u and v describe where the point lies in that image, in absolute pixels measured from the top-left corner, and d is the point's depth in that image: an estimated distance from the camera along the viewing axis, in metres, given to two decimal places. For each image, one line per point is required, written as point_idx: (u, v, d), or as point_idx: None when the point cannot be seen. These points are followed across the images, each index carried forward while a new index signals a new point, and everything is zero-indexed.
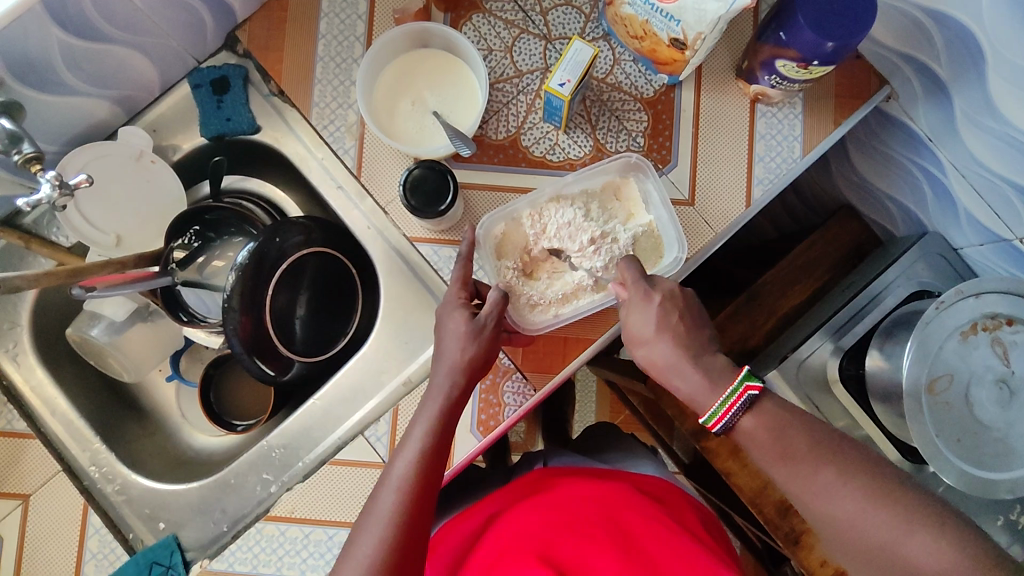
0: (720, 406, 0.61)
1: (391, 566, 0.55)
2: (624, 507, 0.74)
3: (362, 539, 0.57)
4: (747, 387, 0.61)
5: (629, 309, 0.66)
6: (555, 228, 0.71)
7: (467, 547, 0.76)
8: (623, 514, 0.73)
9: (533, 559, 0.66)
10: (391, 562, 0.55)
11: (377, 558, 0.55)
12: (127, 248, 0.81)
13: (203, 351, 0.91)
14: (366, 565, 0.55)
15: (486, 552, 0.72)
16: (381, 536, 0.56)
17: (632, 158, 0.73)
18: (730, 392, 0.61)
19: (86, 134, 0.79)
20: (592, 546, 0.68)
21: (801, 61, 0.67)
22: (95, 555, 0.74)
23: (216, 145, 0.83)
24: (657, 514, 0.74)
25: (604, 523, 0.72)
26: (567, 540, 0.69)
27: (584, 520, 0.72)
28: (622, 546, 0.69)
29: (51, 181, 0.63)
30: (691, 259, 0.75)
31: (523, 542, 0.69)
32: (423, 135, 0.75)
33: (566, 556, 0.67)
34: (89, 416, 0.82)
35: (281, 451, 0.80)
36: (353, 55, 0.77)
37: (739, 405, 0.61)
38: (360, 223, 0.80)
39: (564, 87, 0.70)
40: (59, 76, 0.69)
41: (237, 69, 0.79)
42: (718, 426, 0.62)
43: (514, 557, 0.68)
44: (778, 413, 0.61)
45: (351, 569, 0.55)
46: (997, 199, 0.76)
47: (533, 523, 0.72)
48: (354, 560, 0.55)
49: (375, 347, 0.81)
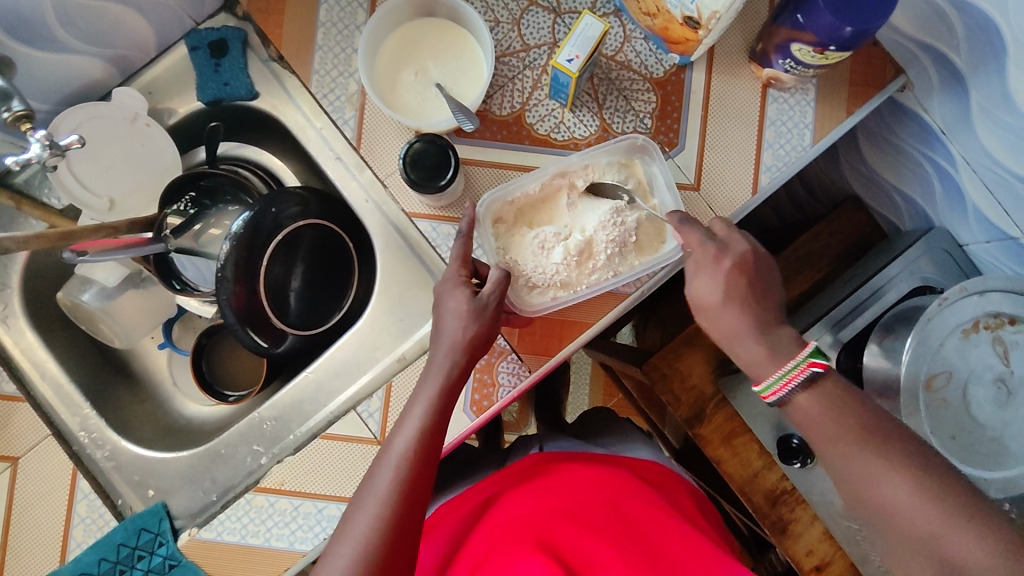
0: (780, 378, 0.64)
1: (386, 545, 0.56)
2: (623, 492, 0.74)
3: (358, 517, 0.57)
4: (810, 363, 0.63)
5: (698, 270, 0.67)
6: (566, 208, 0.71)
7: (466, 527, 0.77)
8: (623, 499, 0.73)
9: (532, 543, 0.66)
10: (385, 540, 0.56)
11: (372, 537, 0.56)
12: (121, 212, 0.79)
13: (196, 320, 0.91)
14: (361, 543, 0.56)
15: (485, 534, 0.72)
16: (376, 515, 0.57)
17: (638, 139, 0.72)
18: (792, 366, 0.63)
19: (79, 93, 0.77)
20: (591, 533, 0.68)
21: (817, 45, 0.65)
22: (84, 520, 0.74)
23: (212, 110, 0.81)
24: (654, 498, 0.74)
25: (602, 509, 0.72)
26: (565, 524, 0.69)
27: (582, 505, 0.72)
28: (619, 534, 0.69)
29: (42, 141, 0.62)
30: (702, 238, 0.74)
31: (523, 526, 0.69)
32: (424, 108, 0.73)
33: (565, 542, 0.67)
34: (79, 381, 0.81)
35: (272, 424, 0.79)
36: (355, 22, 0.75)
37: (798, 381, 0.63)
38: (358, 196, 0.79)
39: (572, 63, 0.68)
40: (51, 32, 0.67)
41: (236, 32, 0.77)
42: (772, 397, 0.65)
43: (513, 540, 0.68)
44: (804, 391, 0.63)
45: (345, 546, 0.56)
46: (1008, 197, 0.74)
47: (531, 506, 0.72)
48: (349, 537, 0.56)
49: (369, 323, 0.80)
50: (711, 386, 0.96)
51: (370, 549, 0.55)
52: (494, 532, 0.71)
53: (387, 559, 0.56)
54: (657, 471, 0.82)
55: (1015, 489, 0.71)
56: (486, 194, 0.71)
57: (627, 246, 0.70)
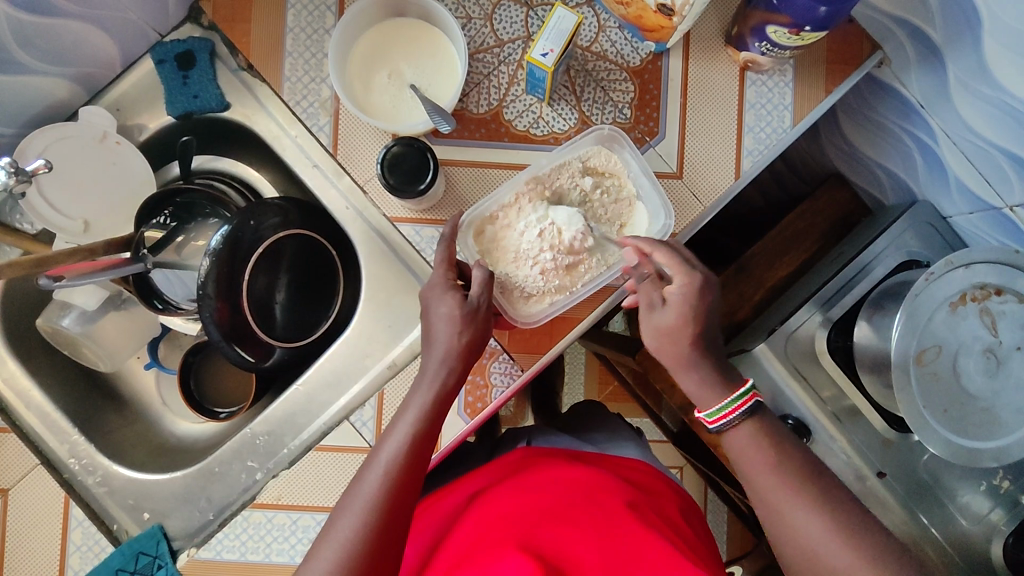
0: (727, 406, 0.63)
1: (370, 545, 0.55)
2: (604, 493, 0.74)
3: (342, 518, 0.57)
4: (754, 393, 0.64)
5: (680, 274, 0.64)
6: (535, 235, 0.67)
7: (448, 524, 0.78)
8: (604, 497, 0.73)
9: (510, 541, 0.65)
10: (370, 540, 0.55)
11: (356, 540, 0.55)
12: (97, 234, 0.77)
13: (181, 338, 0.89)
14: (345, 545, 0.55)
15: (464, 532, 0.72)
16: (361, 516, 0.56)
17: (604, 129, 0.70)
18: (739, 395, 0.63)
19: (46, 115, 0.75)
20: (569, 528, 0.68)
21: (792, 27, 0.64)
22: (80, 548, 0.75)
23: (184, 124, 0.80)
24: (638, 500, 0.73)
25: (582, 507, 0.71)
26: (544, 524, 0.68)
27: (563, 503, 0.72)
28: (599, 529, 0.68)
29: (6, 168, 0.61)
30: (680, 235, 0.73)
31: (501, 525, 0.69)
32: (398, 110, 0.72)
33: (545, 540, 0.66)
34: (66, 407, 0.80)
35: (265, 438, 0.79)
36: (325, 26, 0.73)
37: (741, 409, 0.63)
38: (339, 204, 0.78)
39: (547, 57, 0.67)
40: (11, 54, 0.66)
41: (202, 43, 0.75)
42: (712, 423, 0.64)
43: (490, 538, 0.68)
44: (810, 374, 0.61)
45: (327, 549, 0.55)
46: (988, 167, 0.74)
47: (510, 505, 0.72)
48: (333, 537, 0.56)
49: (357, 331, 0.79)
50: None
51: (353, 553, 0.54)
52: (471, 531, 0.71)
53: (370, 560, 0.55)
54: (641, 470, 0.82)
55: (1007, 457, 0.73)
56: (466, 212, 0.70)
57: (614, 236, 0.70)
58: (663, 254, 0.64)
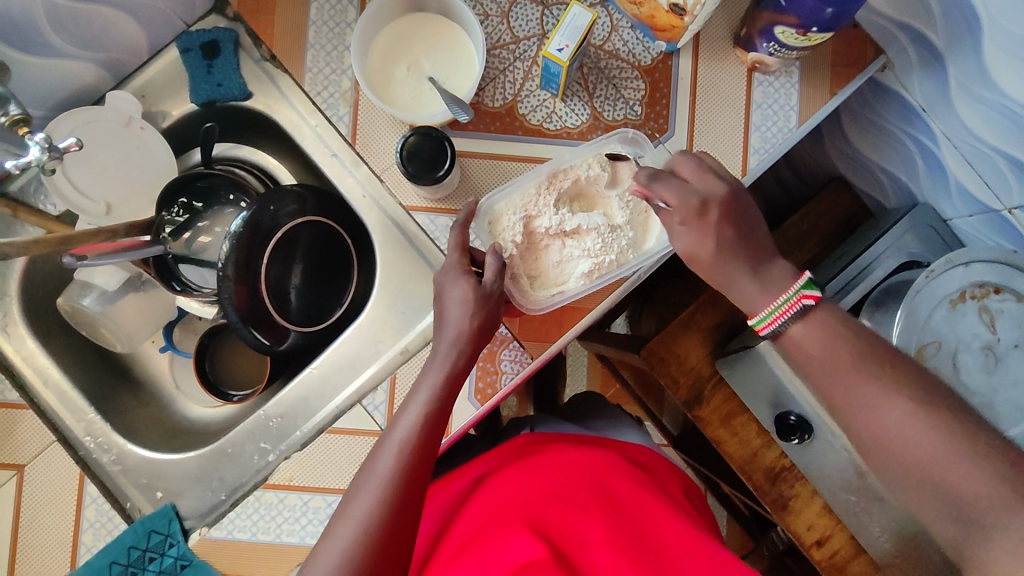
0: (770, 312, 0.60)
1: (386, 528, 0.57)
2: (609, 472, 0.75)
3: (359, 498, 0.58)
4: (801, 297, 0.59)
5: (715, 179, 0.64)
6: (551, 224, 0.70)
7: (457, 505, 0.79)
8: (609, 480, 0.74)
9: (518, 523, 0.67)
10: (386, 523, 0.57)
11: (373, 520, 0.57)
12: (118, 217, 0.79)
13: (196, 322, 0.90)
14: (360, 525, 0.57)
15: (472, 515, 0.73)
16: (377, 498, 0.57)
17: (629, 132, 0.73)
18: (782, 300, 0.60)
19: (73, 99, 0.77)
20: (574, 511, 0.70)
21: (800, 27, 0.66)
22: (93, 525, 0.74)
23: (205, 112, 0.82)
24: (644, 482, 0.75)
25: (587, 485, 0.73)
26: (550, 504, 0.70)
27: (569, 483, 0.73)
28: (607, 512, 0.70)
29: (40, 144, 0.62)
30: None
31: (509, 506, 0.70)
32: (417, 102, 0.74)
33: (552, 522, 0.68)
34: (83, 386, 0.82)
35: (278, 421, 0.80)
36: (346, 20, 0.76)
37: (790, 313, 0.59)
38: (356, 192, 0.80)
39: (563, 52, 0.69)
40: (46, 39, 0.68)
41: (228, 33, 0.77)
42: (766, 329, 0.61)
43: (496, 521, 0.69)
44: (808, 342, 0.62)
45: (345, 527, 0.57)
46: (987, 169, 0.76)
47: (518, 488, 0.73)
48: (351, 516, 0.57)
49: (370, 318, 0.81)
50: (708, 367, 0.98)
51: (369, 532, 0.56)
52: (480, 513, 0.72)
53: (386, 541, 0.57)
54: (646, 453, 0.83)
55: None
56: (486, 198, 0.72)
57: (640, 218, 0.72)
58: (667, 186, 0.62)
